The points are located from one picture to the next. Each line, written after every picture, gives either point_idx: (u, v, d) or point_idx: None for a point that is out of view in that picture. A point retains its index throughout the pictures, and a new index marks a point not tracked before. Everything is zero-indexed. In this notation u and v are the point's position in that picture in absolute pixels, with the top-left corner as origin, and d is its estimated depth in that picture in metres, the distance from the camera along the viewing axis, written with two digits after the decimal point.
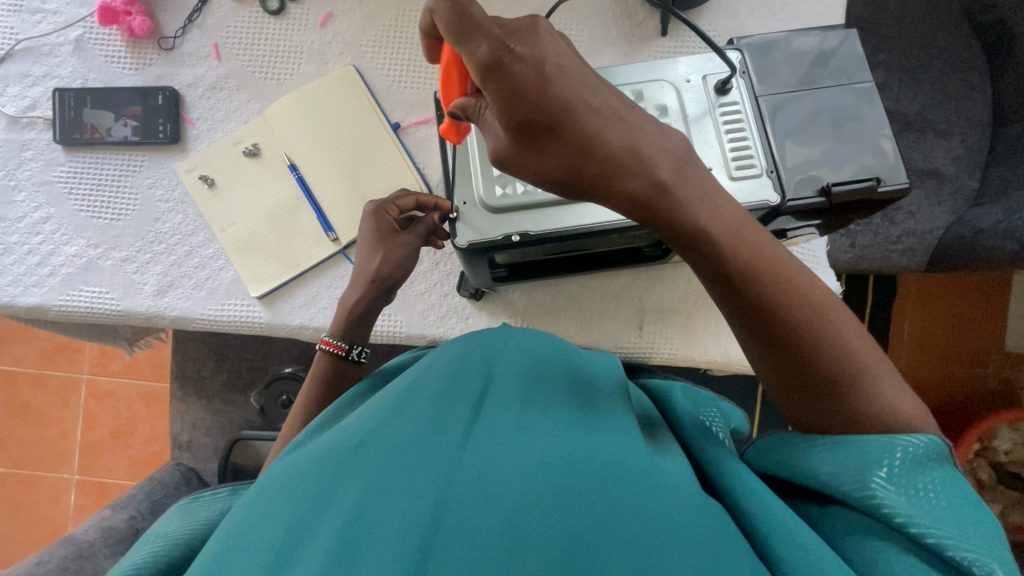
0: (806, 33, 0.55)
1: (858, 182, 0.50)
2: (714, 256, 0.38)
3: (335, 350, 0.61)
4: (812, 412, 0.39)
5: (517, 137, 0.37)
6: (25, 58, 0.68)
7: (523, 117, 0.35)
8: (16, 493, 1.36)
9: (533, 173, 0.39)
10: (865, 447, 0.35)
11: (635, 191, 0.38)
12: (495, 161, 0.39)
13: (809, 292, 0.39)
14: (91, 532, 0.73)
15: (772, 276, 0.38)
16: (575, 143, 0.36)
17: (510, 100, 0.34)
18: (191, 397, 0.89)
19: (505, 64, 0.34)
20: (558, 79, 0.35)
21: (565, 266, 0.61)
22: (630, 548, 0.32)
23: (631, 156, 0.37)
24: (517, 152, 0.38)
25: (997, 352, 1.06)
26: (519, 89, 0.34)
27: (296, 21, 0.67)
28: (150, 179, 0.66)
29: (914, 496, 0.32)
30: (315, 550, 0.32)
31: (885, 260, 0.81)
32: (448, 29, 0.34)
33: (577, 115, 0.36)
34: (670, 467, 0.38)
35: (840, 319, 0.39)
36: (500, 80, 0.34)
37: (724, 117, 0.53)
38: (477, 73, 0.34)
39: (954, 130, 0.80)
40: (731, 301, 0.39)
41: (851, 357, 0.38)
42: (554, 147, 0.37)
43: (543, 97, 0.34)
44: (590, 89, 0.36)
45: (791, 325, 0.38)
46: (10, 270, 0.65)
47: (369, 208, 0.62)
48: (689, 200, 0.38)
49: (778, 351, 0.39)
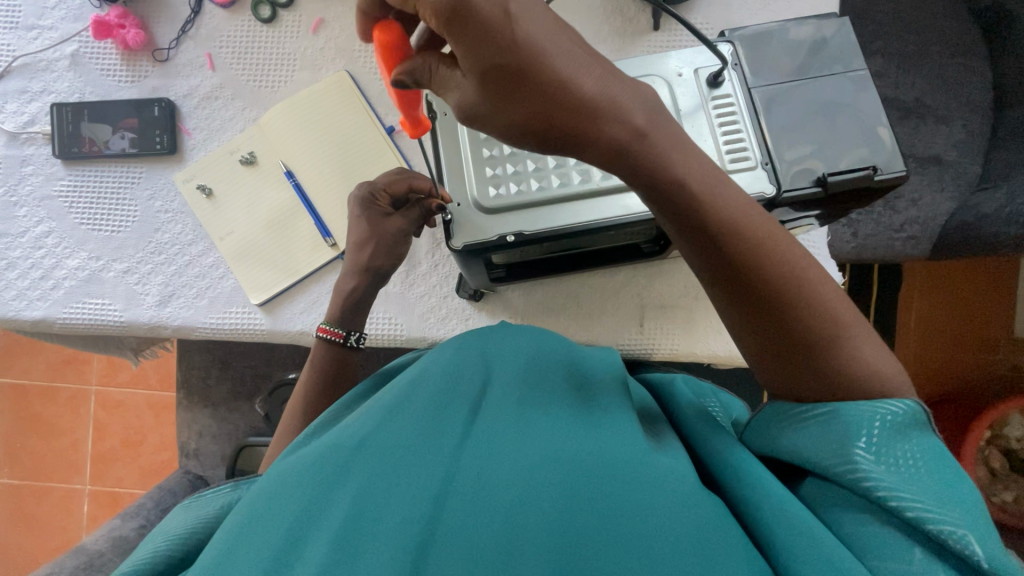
0: (801, 22, 0.55)
1: (853, 172, 0.50)
2: (696, 215, 0.38)
3: (332, 337, 0.61)
4: (796, 380, 0.38)
5: (485, 82, 0.34)
6: (22, 75, 0.68)
7: (490, 61, 0.33)
8: (30, 505, 1.37)
9: (505, 126, 0.36)
10: (844, 418, 0.35)
11: (614, 138, 0.36)
12: (464, 115, 0.37)
13: (789, 254, 0.38)
14: (100, 542, 0.73)
15: (750, 237, 0.38)
16: (549, 89, 0.34)
17: (475, 43, 0.33)
18: (198, 405, 0.89)
19: (466, 5, 0.32)
20: (523, 23, 0.33)
21: (563, 265, 0.61)
22: (628, 550, 0.32)
23: (608, 104, 0.35)
24: (485, 103, 0.35)
25: (1006, 339, 1.04)
26: (484, 33, 0.33)
27: (288, 29, 0.67)
28: (149, 190, 0.67)
29: (892, 466, 0.32)
30: (316, 550, 0.32)
31: (888, 249, 0.80)
32: None
33: (546, 66, 0.34)
34: (669, 460, 0.38)
35: (818, 278, 0.39)
36: (465, 22, 0.33)
37: (717, 110, 0.53)
38: (436, 16, 0.33)
39: (955, 116, 0.79)
40: (713, 264, 0.39)
41: (832, 319, 0.38)
42: (524, 95, 0.34)
43: (511, 38, 0.33)
44: (558, 38, 0.34)
45: (769, 287, 0.38)
46: (13, 284, 0.66)
47: (358, 195, 0.62)
48: (666, 152, 0.37)
49: (763, 316, 0.38)
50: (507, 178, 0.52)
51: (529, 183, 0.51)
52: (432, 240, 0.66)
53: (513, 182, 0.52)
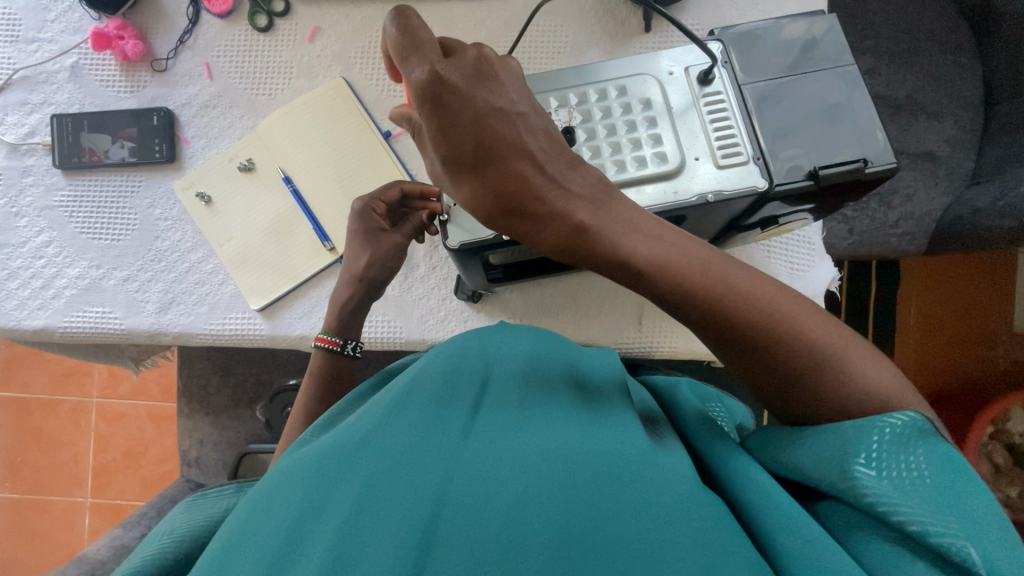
0: (791, 21, 0.56)
1: (844, 165, 0.51)
2: (649, 282, 0.40)
3: (329, 346, 0.62)
4: (788, 408, 0.40)
5: (448, 167, 0.39)
6: (22, 87, 0.69)
7: (453, 153, 0.37)
8: (32, 519, 1.37)
9: (462, 202, 0.41)
10: (841, 435, 0.35)
11: (552, 237, 0.40)
12: (433, 176, 0.42)
13: (758, 297, 0.39)
14: (103, 551, 0.72)
15: (714, 289, 0.39)
16: (502, 183, 0.39)
17: (442, 133, 0.36)
18: (198, 413, 0.89)
19: (441, 100, 0.35)
20: (487, 127, 0.37)
21: (560, 264, 0.62)
22: (626, 549, 0.32)
23: (554, 201, 0.39)
24: (447, 181, 0.40)
25: (1006, 334, 1.04)
26: (453, 126, 0.36)
27: (284, 37, 0.68)
28: (148, 199, 0.67)
29: (894, 479, 0.32)
30: (316, 550, 0.32)
31: (884, 245, 0.80)
32: (391, 51, 0.34)
33: (497, 167, 0.38)
34: (670, 459, 0.38)
35: (795, 313, 0.39)
36: (435, 111, 0.35)
37: (709, 107, 0.53)
38: (417, 99, 0.35)
39: (946, 111, 0.80)
40: (681, 315, 0.41)
41: (814, 346, 0.39)
42: (481, 187, 0.39)
43: (475, 133, 0.37)
44: (521, 125, 0.38)
45: (747, 334, 0.39)
46: (14, 294, 0.66)
47: (357, 207, 0.63)
48: (615, 234, 0.40)
49: (742, 356, 0.40)
50: None
51: None
52: (430, 244, 0.67)
53: None
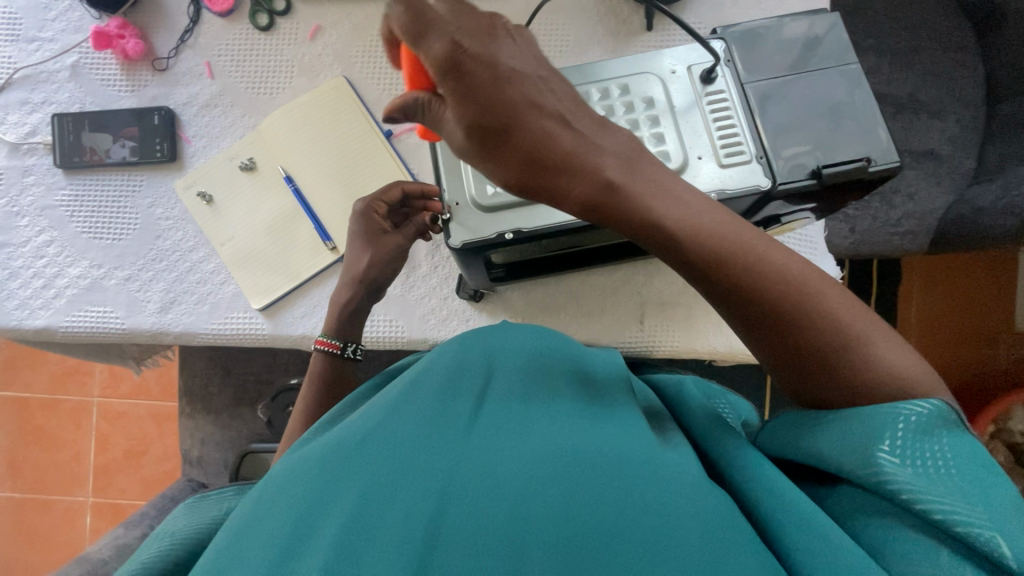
0: (794, 19, 0.55)
1: (847, 164, 0.51)
2: (674, 246, 0.39)
3: (330, 349, 0.62)
4: (811, 387, 0.39)
5: (470, 137, 0.38)
6: (23, 86, 0.69)
7: (475, 118, 0.37)
8: (33, 519, 1.37)
9: (489, 172, 0.40)
10: (866, 423, 0.35)
11: (583, 194, 0.39)
12: (454, 155, 0.40)
13: (786, 269, 0.39)
14: (105, 550, 0.72)
15: (742, 258, 0.39)
16: (529, 142, 0.38)
17: (467, 100, 0.36)
18: (199, 413, 0.89)
19: (460, 64, 0.36)
20: (511, 83, 0.37)
21: (562, 263, 0.62)
22: (628, 546, 0.32)
23: (581, 159, 0.38)
24: (470, 154, 0.39)
25: (1006, 333, 1.05)
26: (472, 90, 0.36)
27: (285, 36, 0.68)
28: (149, 198, 0.67)
29: (920, 468, 0.32)
30: (319, 548, 0.32)
31: (886, 244, 0.80)
32: (403, 32, 0.36)
33: (521, 128, 0.37)
34: (674, 458, 0.38)
35: (819, 288, 0.39)
36: (455, 76, 0.36)
37: (711, 106, 0.53)
38: (434, 70, 0.36)
39: (948, 110, 0.80)
40: (707, 285, 0.40)
41: (840, 323, 0.38)
42: (506, 152, 0.38)
43: (495, 96, 0.37)
44: (543, 89, 0.38)
45: (771, 307, 0.39)
46: (15, 294, 0.66)
47: (357, 208, 0.63)
48: (642, 196, 0.39)
49: (767, 330, 0.39)
50: None
51: None
52: (432, 243, 0.67)
53: None
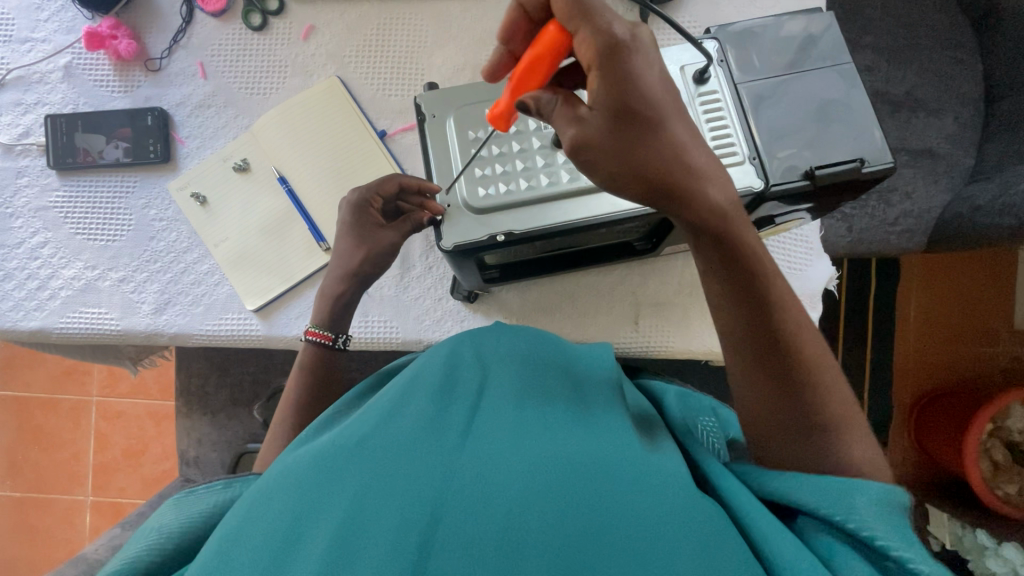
0: (788, 19, 0.55)
1: (840, 165, 0.50)
2: (743, 280, 0.41)
3: (321, 340, 0.61)
4: (785, 445, 0.42)
5: (614, 122, 0.38)
6: (16, 87, 0.69)
7: (626, 103, 0.37)
8: (33, 518, 1.37)
9: (609, 167, 0.39)
10: (844, 478, 0.37)
11: (713, 201, 0.39)
12: (574, 147, 0.39)
13: (807, 339, 0.42)
14: (102, 550, 0.72)
15: (782, 309, 0.42)
16: (666, 145, 0.38)
17: (619, 85, 0.37)
18: (196, 413, 0.89)
19: (619, 53, 0.37)
20: (658, 90, 0.38)
21: (556, 265, 0.61)
22: (627, 556, 0.32)
23: (708, 168, 0.40)
24: (602, 142, 0.38)
25: (1007, 330, 1.05)
26: (630, 81, 0.37)
27: (278, 36, 0.67)
28: (143, 199, 0.67)
29: (883, 519, 0.35)
30: (313, 551, 0.32)
31: (884, 243, 0.80)
32: (567, 14, 0.38)
33: (660, 132, 0.38)
34: (662, 461, 0.39)
35: (826, 369, 0.42)
36: (615, 63, 0.37)
37: (704, 107, 0.53)
38: (596, 55, 0.37)
39: (946, 108, 0.80)
40: (741, 323, 0.42)
41: (828, 405, 0.41)
42: (643, 144, 0.38)
43: (649, 90, 0.38)
44: (677, 105, 0.40)
45: (790, 360, 0.41)
46: (10, 295, 0.66)
47: (351, 200, 0.62)
48: (744, 226, 0.41)
49: (783, 393, 0.42)
50: (496, 179, 0.52)
51: (519, 182, 0.51)
52: (426, 243, 0.66)
53: (503, 182, 0.52)
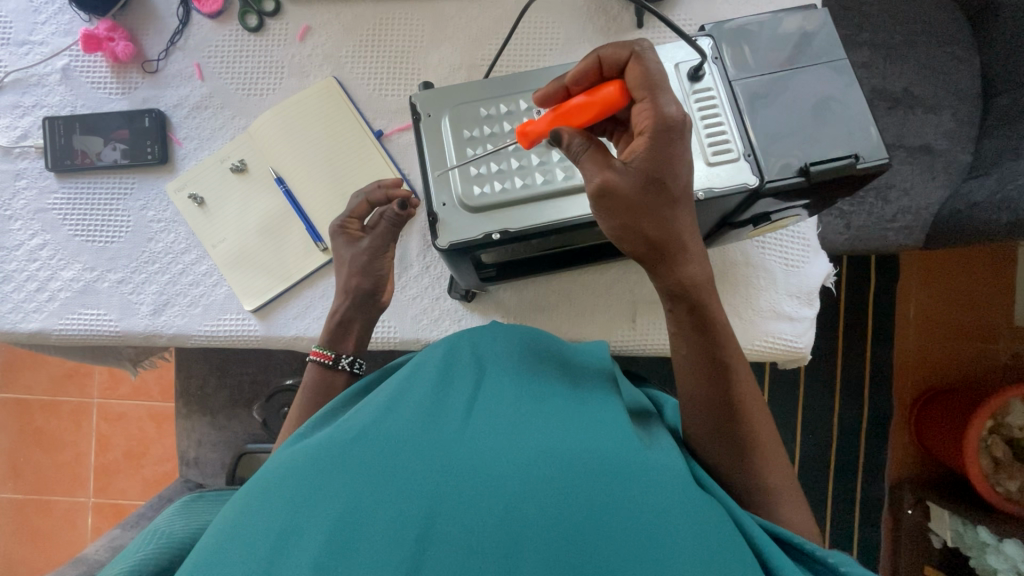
0: (784, 16, 0.55)
1: (835, 161, 0.50)
2: (704, 346, 0.45)
3: (322, 359, 0.61)
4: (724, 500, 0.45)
5: (645, 186, 0.41)
6: (14, 90, 0.69)
7: (660, 176, 0.41)
8: (35, 519, 1.38)
9: (623, 222, 0.42)
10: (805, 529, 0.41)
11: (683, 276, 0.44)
12: (601, 187, 0.41)
13: (756, 412, 0.46)
14: (102, 551, 0.73)
15: (737, 378, 0.45)
16: (666, 224, 0.42)
17: (661, 161, 0.41)
18: (195, 414, 0.90)
19: (671, 134, 0.41)
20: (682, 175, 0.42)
21: (552, 265, 0.61)
22: (626, 549, 0.32)
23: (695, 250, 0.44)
24: (627, 195, 0.41)
25: (1007, 328, 1.05)
26: (670, 162, 0.41)
27: (275, 37, 0.68)
28: (141, 201, 0.67)
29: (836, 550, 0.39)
30: (311, 545, 0.32)
31: (882, 239, 0.80)
32: (643, 84, 0.43)
33: (674, 210, 0.42)
34: (659, 459, 0.39)
35: (771, 442, 0.46)
36: (665, 143, 0.41)
37: (699, 104, 0.53)
38: (654, 128, 0.41)
39: (944, 104, 0.80)
40: (703, 381, 0.45)
41: (768, 474, 0.45)
42: (657, 216, 0.42)
43: (681, 172, 0.42)
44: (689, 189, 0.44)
45: (741, 423, 0.45)
46: (9, 297, 0.66)
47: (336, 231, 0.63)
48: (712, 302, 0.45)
49: (731, 455, 0.45)
50: (491, 177, 0.52)
51: (514, 180, 0.52)
52: (422, 243, 0.67)
53: (498, 181, 0.52)
